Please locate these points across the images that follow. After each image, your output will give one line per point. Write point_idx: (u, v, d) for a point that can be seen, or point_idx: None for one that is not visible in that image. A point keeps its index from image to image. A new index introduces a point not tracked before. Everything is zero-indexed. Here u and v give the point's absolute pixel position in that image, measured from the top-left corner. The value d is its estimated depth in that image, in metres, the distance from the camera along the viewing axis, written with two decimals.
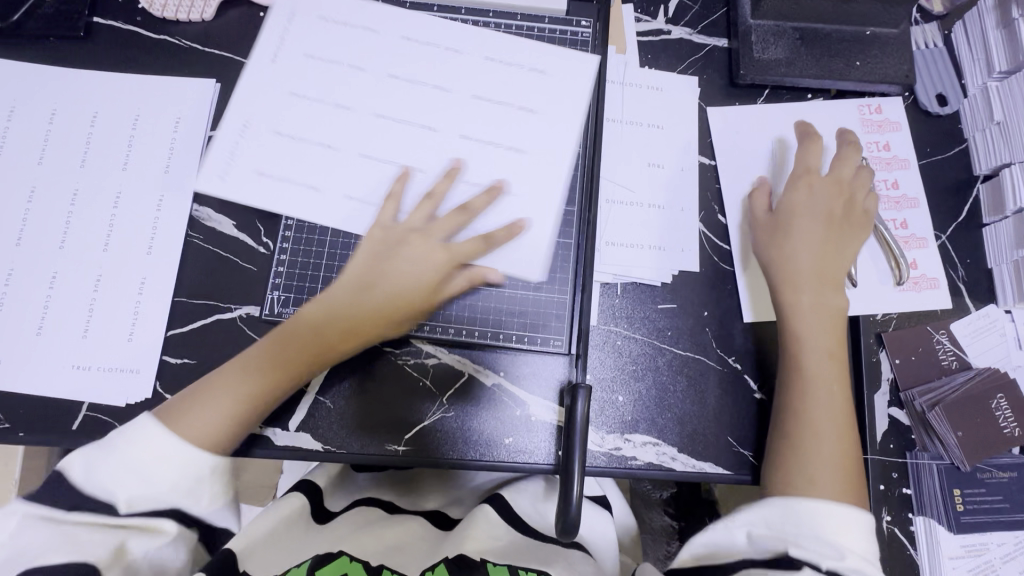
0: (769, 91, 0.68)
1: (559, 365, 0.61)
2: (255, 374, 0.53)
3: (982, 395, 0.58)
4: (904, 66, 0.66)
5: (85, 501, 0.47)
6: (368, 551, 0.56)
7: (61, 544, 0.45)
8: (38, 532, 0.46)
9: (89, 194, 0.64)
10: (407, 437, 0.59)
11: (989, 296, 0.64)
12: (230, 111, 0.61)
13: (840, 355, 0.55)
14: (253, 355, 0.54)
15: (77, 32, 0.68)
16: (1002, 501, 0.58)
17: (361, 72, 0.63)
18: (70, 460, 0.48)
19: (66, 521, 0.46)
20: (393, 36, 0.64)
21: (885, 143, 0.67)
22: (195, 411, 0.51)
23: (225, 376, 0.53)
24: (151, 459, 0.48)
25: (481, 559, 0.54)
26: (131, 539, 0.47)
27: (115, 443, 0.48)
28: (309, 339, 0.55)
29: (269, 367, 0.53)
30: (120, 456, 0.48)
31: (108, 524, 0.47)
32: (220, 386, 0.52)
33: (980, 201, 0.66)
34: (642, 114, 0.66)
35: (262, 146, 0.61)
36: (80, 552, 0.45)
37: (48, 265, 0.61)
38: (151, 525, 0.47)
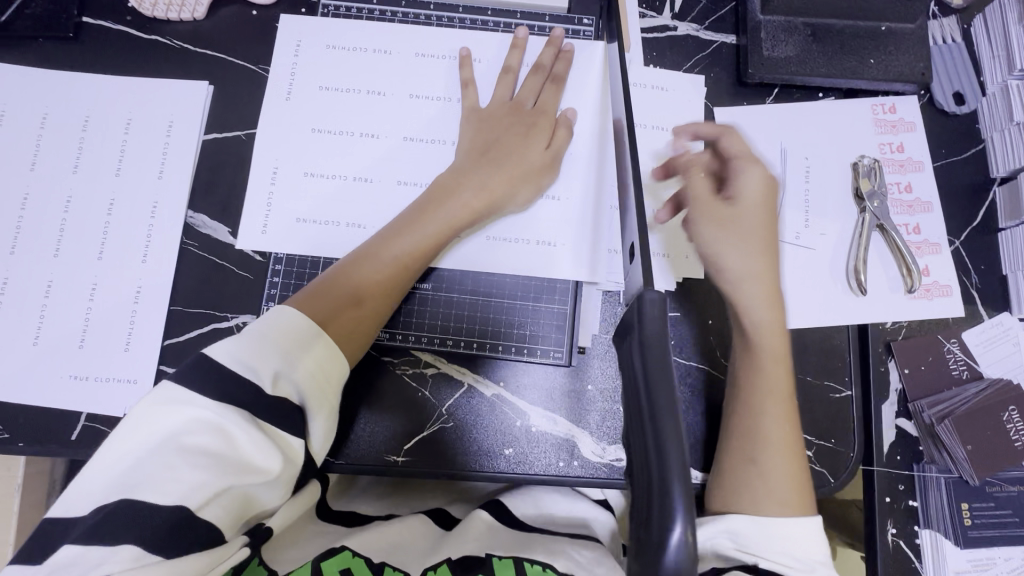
0: (780, 89, 0.65)
1: (558, 375, 0.60)
2: (385, 257, 0.55)
3: (994, 407, 0.57)
4: (919, 64, 0.64)
5: (216, 420, 0.43)
6: (371, 547, 0.55)
7: (167, 475, 0.41)
8: (163, 457, 0.42)
9: (83, 201, 0.63)
10: (406, 446, 0.58)
11: (1003, 304, 0.62)
12: (260, 152, 0.63)
13: (784, 352, 0.55)
14: (381, 244, 0.56)
15: (66, 32, 0.66)
16: (1010, 515, 0.57)
17: (381, 95, 0.65)
18: (220, 350, 0.46)
19: (188, 446, 0.42)
20: (408, 53, 0.66)
21: (899, 145, 0.64)
22: (348, 289, 0.53)
23: (364, 258, 0.55)
24: (306, 353, 0.48)
25: (486, 555, 0.53)
26: (244, 479, 0.44)
27: (261, 330, 0.48)
28: (446, 198, 0.58)
29: (397, 249, 0.56)
30: (284, 354, 0.47)
31: (233, 459, 0.43)
32: (360, 272, 0.55)
33: (996, 205, 0.64)
34: (648, 115, 0.64)
35: (289, 179, 0.63)
36: (184, 483, 0.41)
37: (42, 272, 0.61)
38: (267, 462, 0.44)
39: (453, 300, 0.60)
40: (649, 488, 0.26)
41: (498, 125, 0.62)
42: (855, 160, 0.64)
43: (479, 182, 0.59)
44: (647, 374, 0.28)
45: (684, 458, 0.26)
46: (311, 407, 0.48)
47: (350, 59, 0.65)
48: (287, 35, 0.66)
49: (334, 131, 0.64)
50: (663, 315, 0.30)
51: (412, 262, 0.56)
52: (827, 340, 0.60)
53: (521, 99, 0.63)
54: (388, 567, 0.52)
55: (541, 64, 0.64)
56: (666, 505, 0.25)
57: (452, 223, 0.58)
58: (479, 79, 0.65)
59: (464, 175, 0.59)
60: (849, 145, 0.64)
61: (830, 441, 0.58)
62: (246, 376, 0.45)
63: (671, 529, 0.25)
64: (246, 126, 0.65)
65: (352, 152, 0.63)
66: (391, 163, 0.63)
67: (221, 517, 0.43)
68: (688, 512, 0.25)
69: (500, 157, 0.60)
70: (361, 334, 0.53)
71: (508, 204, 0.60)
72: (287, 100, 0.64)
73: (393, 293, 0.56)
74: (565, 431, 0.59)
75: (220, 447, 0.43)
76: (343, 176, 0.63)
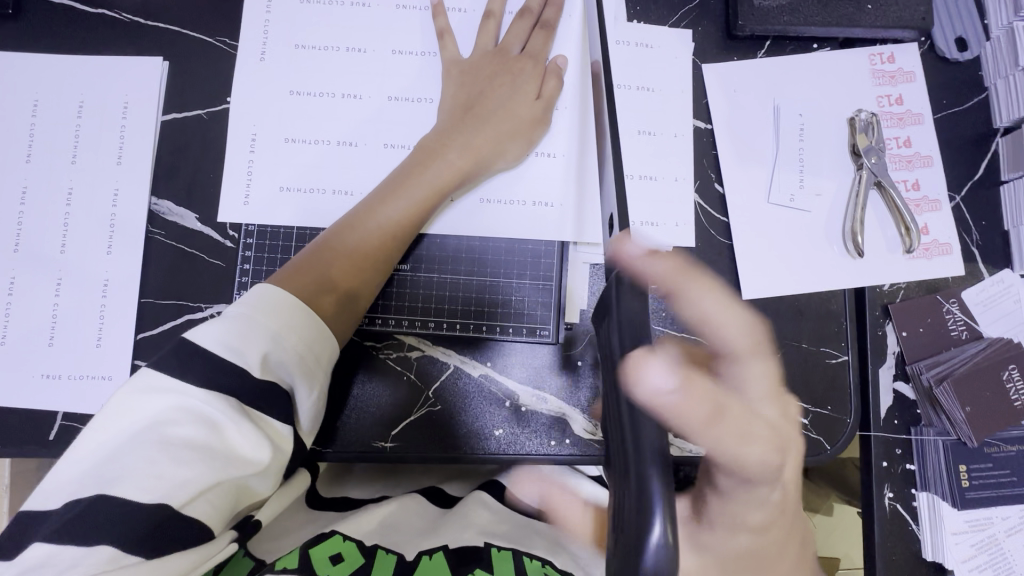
0: (772, 41, 0.62)
1: (546, 353, 0.58)
2: (373, 225, 0.53)
3: (995, 367, 0.55)
4: (920, 8, 0.60)
5: (203, 409, 0.40)
6: (363, 529, 0.53)
7: (147, 471, 0.38)
8: (143, 450, 0.38)
9: (39, 191, 0.59)
10: (395, 432, 0.57)
11: (1004, 260, 0.60)
12: (235, 118, 0.60)
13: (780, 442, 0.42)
14: (367, 213, 0.53)
15: (3, 8, 0.61)
16: (1008, 475, 0.56)
17: (359, 54, 0.60)
18: (201, 333, 0.42)
19: (172, 438, 0.39)
20: (388, 5, 0.61)
21: (898, 97, 0.61)
22: (335, 262, 0.51)
23: (350, 227, 0.52)
24: (297, 328, 0.45)
25: (484, 544, 0.52)
26: (233, 472, 0.40)
27: (243, 311, 0.45)
28: (432, 160, 0.55)
29: (384, 216, 0.53)
30: (274, 333, 0.44)
31: (221, 450, 0.40)
32: (347, 244, 0.52)
33: (999, 157, 0.61)
34: (633, 75, 0.60)
35: (269, 144, 0.59)
36: (166, 479, 0.38)
37: (3, 269, 0.58)
38: (255, 453, 0.41)
39: (434, 281, 0.58)
40: (627, 483, 0.25)
41: (482, 78, 0.58)
42: (852, 115, 0.60)
43: (465, 141, 0.56)
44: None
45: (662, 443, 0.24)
46: (301, 396, 0.45)
47: (312, 24, 0.61)
48: (242, 3, 0.61)
49: (298, 106, 0.60)
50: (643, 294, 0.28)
51: (403, 230, 0.54)
52: (823, 304, 0.58)
53: (506, 45, 0.60)
54: (380, 551, 0.51)
55: (529, 7, 0.60)
56: (643, 500, 0.23)
57: (440, 185, 0.55)
58: (458, 29, 0.61)
59: (450, 134, 0.56)
60: (845, 98, 0.61)
61: (826, 408, 0.57)
62: (230, 359, 0.42)
63: (651, 526, 0.23)
64: (206, 104, 0.61)
65: (319, 126, 0.60)
66: (369, 125, 0.60)
67: (212, 514, 0.40)
68: (666, 505, 0.24)
69: (488, 115, 0.57)
70: (353, 309, 0.51)
71: (498, 162, 0.57)
72: (246, 72, 0.60)
73: (384, 262, 0.53)
74: (556, 409, 0.57)
75: (207, 438, 0.40)
76: (326, 137, 0.59)
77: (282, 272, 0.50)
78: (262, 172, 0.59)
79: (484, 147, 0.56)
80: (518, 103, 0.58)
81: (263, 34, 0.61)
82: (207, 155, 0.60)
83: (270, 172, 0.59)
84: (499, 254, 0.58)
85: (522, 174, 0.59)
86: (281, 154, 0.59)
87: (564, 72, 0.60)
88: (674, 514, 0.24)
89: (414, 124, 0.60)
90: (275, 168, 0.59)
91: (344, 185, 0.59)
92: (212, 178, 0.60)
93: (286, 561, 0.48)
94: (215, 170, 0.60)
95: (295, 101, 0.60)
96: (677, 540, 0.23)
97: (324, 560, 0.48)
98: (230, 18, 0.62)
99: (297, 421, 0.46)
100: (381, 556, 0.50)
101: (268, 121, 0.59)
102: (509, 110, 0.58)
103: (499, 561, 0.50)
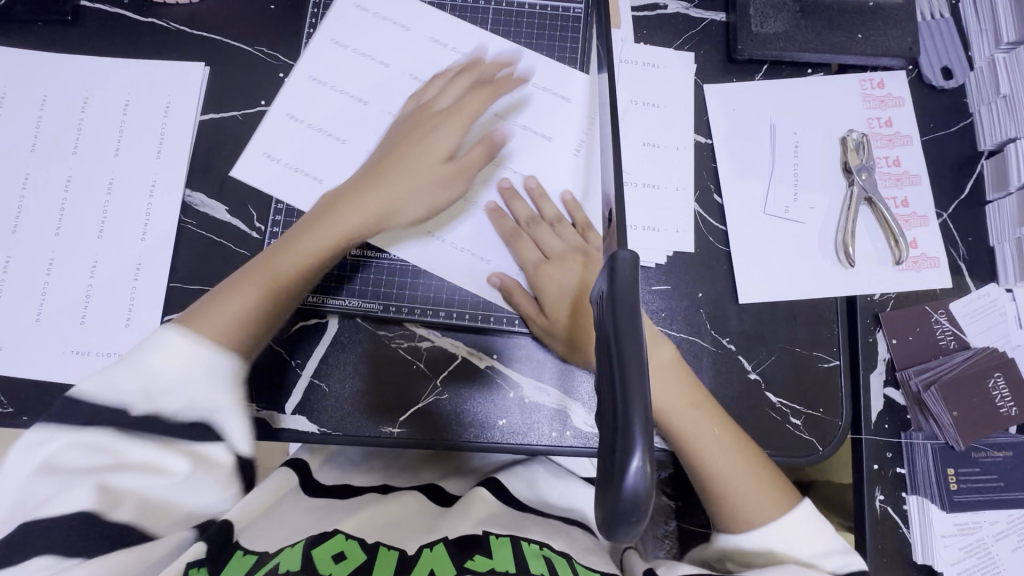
0: (769, 65, 0.66)
1: (549, 348, 0.61)
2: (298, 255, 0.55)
3: (980, 374, 0.58)
4: (908, 38, 0.64)
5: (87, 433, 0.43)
6: (364, 527, 0.51)
7: (39, 490, 0.41)
8: (29, 469, 0.42)
9: (82, 181, 0.64)
10: (402, 418, 0.59)
11: (991, 275, 0.63)
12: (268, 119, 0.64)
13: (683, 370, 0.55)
14: (411, 170, 0.58)
15: (64, 15, 0.67)
16: (996, 480, 0.58)
17: (386, 66, 0.65)
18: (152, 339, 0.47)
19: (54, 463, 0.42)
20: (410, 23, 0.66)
21: (887, 119, 0.65)
22: (228, 310, 0.51)
23: (378, 184, 0.58)
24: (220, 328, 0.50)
25: (484, 534, 0.52)
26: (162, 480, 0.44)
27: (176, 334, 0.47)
28: (333, 214, 0.57)
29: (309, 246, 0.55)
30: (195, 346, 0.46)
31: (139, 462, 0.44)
32: (309, 232, 0.56)
33: (983, 177, 0.65)
34: (639, 92, 0.64)
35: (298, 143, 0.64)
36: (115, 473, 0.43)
37: (43, 251, 0.62)
38: (172, 463, 0.45)
39: (446, 273, 0.61)
40: (613, 425, 0.26)
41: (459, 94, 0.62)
42: (844, 135, 0.64)
43: (398, 176, 0.58)
44: (617, 331, 0.28)
45: (645, 401, 0.26)
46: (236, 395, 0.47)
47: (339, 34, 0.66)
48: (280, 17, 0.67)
49: (325, 110, 0.64)
50: (636, 271, 0.29)
51: (408, 205, 0.58)
52: (816, 310, 0.61)
53: (502, 84, 0.63)
54: (383, 547, 0.49)
55: None
56: (626, 439, 0.25)
57: (345, 233, 0.56)
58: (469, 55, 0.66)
59: (368, 178, 0.58)
60: (838, 119, 0.65)
61: (818, 411, 0.59)
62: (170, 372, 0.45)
63: (631, 460, 0.25)
64: (242, 107, 0.66)
65: (345, 130, 0.64)
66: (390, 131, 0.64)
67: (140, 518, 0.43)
68: (646, 444, 0.25)
69: (447, 119, 0.60)
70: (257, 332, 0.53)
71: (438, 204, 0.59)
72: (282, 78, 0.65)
73: (292, 296, 0.55)
74: (558, 402, 0.60)
75: (114, 457, 0.44)
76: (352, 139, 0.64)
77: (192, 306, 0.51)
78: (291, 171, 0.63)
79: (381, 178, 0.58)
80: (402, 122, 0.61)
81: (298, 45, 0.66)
82: (240, 154, 0.65)
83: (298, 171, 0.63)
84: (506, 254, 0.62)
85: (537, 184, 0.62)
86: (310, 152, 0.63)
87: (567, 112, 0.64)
88: (653, 454, 0.25)
89: None
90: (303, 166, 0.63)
91: None
92: (243, 175, 0.64)
93: (284, 561, 0.44)
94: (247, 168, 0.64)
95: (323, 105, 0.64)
96: (654, 471, 0.25)
97: (326, 559, 0.46)
98: (269, 30, 0.67)
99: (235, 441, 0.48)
100: (383, 551, 0.49)
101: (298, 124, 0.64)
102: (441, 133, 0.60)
103: (501, 547, 0.50)
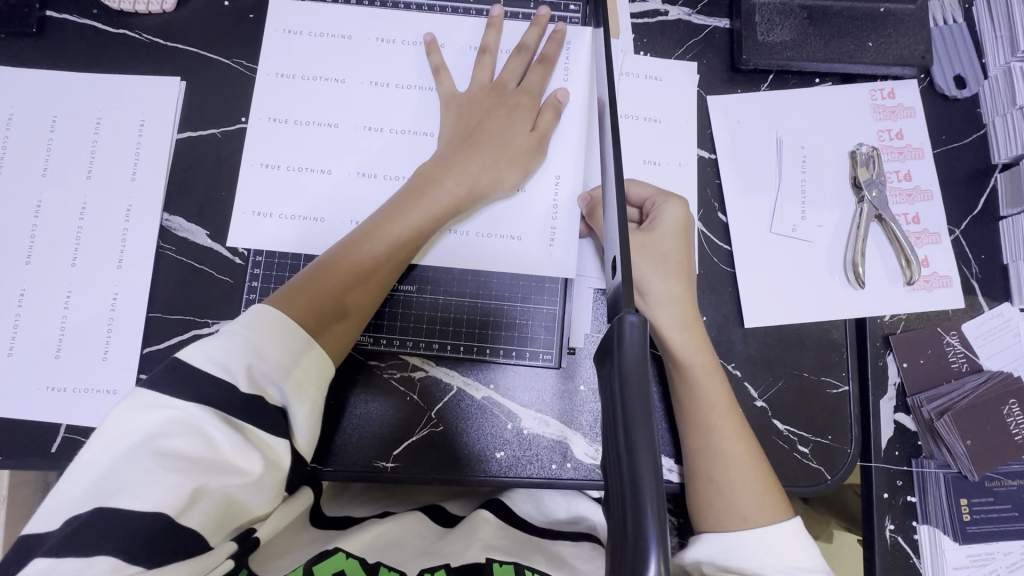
0: (775, 75, 0.63)
1: (548, 376, 0.59)
2: (369, 251, 0.53)
3: (996, 400, 0.56)
4: (920, 46, 0.61)
5: (192, 417, 0.41)
6: (363, 547, 0.52)
7: (143, 483, 0.38)
8: (138, 461, 0.38)
9: (54, 205, 0.60)
10: (396, 452, 0.57)
11: (1004, 294, 0.61)
12: (248, 138, 0.61)
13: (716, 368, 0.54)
14: (466, 168, 0.57)
15: (28, 27, 0.63)
16: (1010, 509, 0.56)
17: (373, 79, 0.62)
18: (194, 351, 0.43)
19: (165, 449, 0.39)
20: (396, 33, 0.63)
21: (899, 131, 0.62)
22: (310, 306, 0.49)
23: (425, 186, 0.56)
24: (281, 342, 0.45)
25: (487, 560, 0.51)
26: (229, 482, 0.41)
27: (237, 330, 0.45)
28: (403, 211, 0.55)
29: (372, 244, 0.54)
30: (254, 348, 0.44)
31: (215, 460, 0.40)
32: (357, 255, 0.53)
33: (997, 192, 0.62)
34: (639, 105, 0.61)
35: (280, 162, 0.60)
36: (165, 485, 0.38)
37: (13, 280, 0.59)
38: (248, 463, 0.42)
39: (439, 300, 0.58)
40: (622, 520, 0.24)
41: (483, 108, 0.60)
42: (853, 148, 0.62)
43: (461, 171, 0.57)
44: (625, 414, 0.25)
45: (659, 494, 0.23)
46: (291, 410, 0.45)
47: (322, 45, 0.62)
48: (259, 27, 0.63)
49: (309, 127, 0.61)
50: (645, 340, 0.27)
51: (457, 199, 0.56)
52: (824, 334, 0.59)
53: (502, 81, 0.61)
54: (383, 567, 0.50)
55: (527, 43, 0.62)
56: (639, 540, 0.23)
57: (410, 232, 0.55)
58: (454, 64, 0.63)
59: (438, 173, 0.57)
60: (847, 131, 0.62)
61: (827, 438, 0.57)
62: (218, 374, 0.42)
63: (644, 566, 0.22)
64: (221, 124, 0.62)
65: (330, 149, 0.60)
66: (378, 151, 0.61)
67: (205, 524, 0.40)
68: (661, 545, 0.23)
69: (486, 143, 0.58)
70: (331, 333, 0.50)
71: (496, 190, 0.58)
72: (263, 93, 0.61)
73: (357, 297, 0.53)
74: (558, 434, 0.58)
75: (201, 449, 0.40)
76: (338, 157, 0.60)
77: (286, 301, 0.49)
78: (274, 192, 0.60)
79: (432, 174, 0.57)
80: (450, 116, 0.60)
81: (279, 58, 0.62)
82: (220, 174, 0.61)
83: (282, 192, 0.60)
84: (502, 278, 0.59)
85: (534, 214, 0.60)
86: (293, 172, 0.60)
87: (562, 106, 0.61)
88: (668, 555, 0.23)
89: (423, 142, 0.61)
90: (288, 187, 0.60)
91: (349, 203, 0.60)
92: (224, 195, 0.61)
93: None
94: (228, 189, 0.61)
95: (306, 121, 0.61)
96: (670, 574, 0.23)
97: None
98: (248, 40, 0.63)
99: (293, 437, 0.46)
100: (383, 574, 0.50)
101: (280, 143, 0.61)
102: (503, 126, 0.59)
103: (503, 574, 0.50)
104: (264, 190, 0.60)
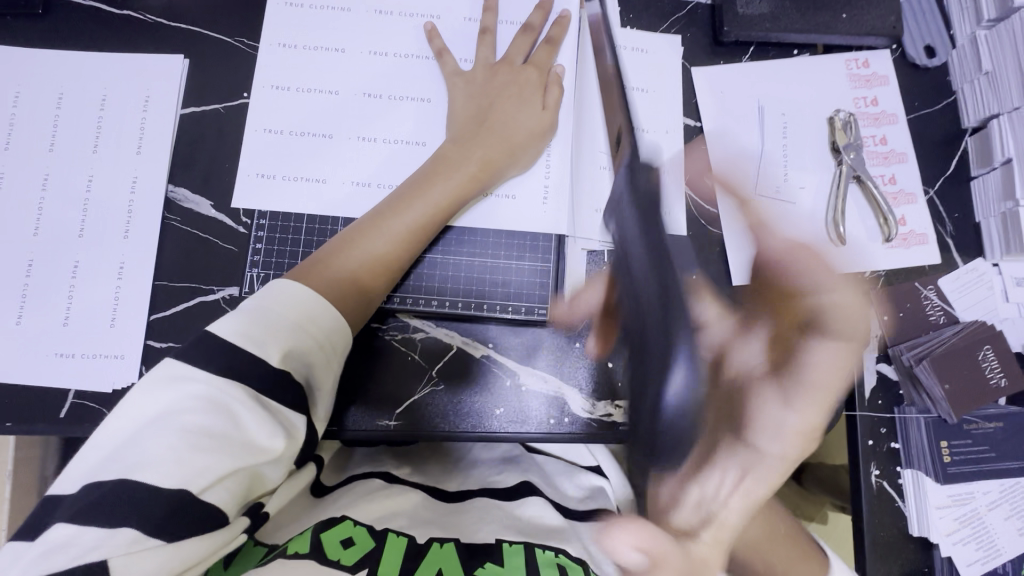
0: (755, 47, 0.66)
1: (543, 332, 0.61)
2: (396, 225, 0.55)
3: (971, 347, 0.59)
4: (891, 17, 0.65)
5: (213, 396, 0.41)
6: (372, 516, 0.54)
7: (167, 458, 0.38)
8: (161, 437, 0.39)
9: (60, 178, 0.62)
10: (399, 411, 0.58)
11: (977, 251, 0.64)
12: (251, 112, 0.63)
13: None
14: (487, 148, 0.59)
15: (34, 8, 0.65)
16: (987, 450, 0.59)
17: (371, 53, 0.64)
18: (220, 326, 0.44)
19: (188, 425, 0.40)
20: (392, 12, 0.65)
21: (873, 98, 0.65)
22: (338, 279, 0.52)
23: (448, 165, 0.58)
24: (312, 311, 0.47)
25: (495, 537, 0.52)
26: (250, 459, 0.41)
27: (256, 304, 0.46)
28: (427, 186, 0.57)
29: (399, 221, 0.55)
30: (289, 322, 0.46)
31: (236, 437, 0.41)
32: (385, 230, 0.55)
33: (968, 152, 0.66)
34: (628, 76, 0.64)
35: (281, 134, 0.62)
36: (187, 461, 0.39)
37: (21, 251, 0.60)
38: (270, 441, 0.42)
39: (437, 261, 0.60)
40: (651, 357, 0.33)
41: (493, 85, 0.62)
42: (831, 114, 0.65)
43: (480, 151, 0.58)
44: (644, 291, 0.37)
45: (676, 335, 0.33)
46: (316, 381, 0.47)
47: (320, 23, 0.64)
48: (260, 6, 0.66)
49: (309, 101, 0.63)
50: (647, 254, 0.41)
51: (478, 180, 0.58)
52: None
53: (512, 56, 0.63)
54: (390, 534, 0.52)
55: (532, 25, 0.64)
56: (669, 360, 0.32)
57: (436, 211, 0.57)
58: (453, 37, 0.65)
59: (456, 151, 0.58)
60: (825, 99, 0.65)
61: None
62: (246, 348, 0.43)
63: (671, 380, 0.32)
64: (224, 99, 0.64)
65: (330, 121, 0.63)
66: (377, 122, 0.63)
67: (227, 499, 0.41)
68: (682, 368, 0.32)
69: (500, 126, 0.60)
70: (357, 307, 0.53)
71: (511, 169, 0.60)
72: (265, 69, 0.64)
73: (386, 272, 0.55)
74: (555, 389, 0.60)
75: (222, 426, 0.40)
76: (338, 132, 0.62)
77: (320, 274, 0.52)
78: (276, 164, 0.62)
79: (456, 157, 0.58)
80: (466, 95, 0.61)
81: (279, 34, 0.64)
82: (224, 146, 0.63)
83: (284, 163, 0.62)
84: (499, 241, 0.61)
85: (528, 179, 0.62)
86: (296, 144, 0.62)
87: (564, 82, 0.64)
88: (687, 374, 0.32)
89: (421, 113, 0.63)
90: (289, 158, 0.62)
91: (349, 171, 0.62)
92: (227, 167, 0.63)
93: (297, 546, 0.48)
94: (232, 162, 0.63)
95: (308, 95, 0.63)
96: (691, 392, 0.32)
97: (335, 543, 0.49)
98: (249, 19, 0.66)
99: (312, 408, 0.47)
100: (391, 539, 0.51)
101: (281, 116, 0.63)
102: (519, 110, 0.61)
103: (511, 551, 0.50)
104: (267, 162, 0.62)
